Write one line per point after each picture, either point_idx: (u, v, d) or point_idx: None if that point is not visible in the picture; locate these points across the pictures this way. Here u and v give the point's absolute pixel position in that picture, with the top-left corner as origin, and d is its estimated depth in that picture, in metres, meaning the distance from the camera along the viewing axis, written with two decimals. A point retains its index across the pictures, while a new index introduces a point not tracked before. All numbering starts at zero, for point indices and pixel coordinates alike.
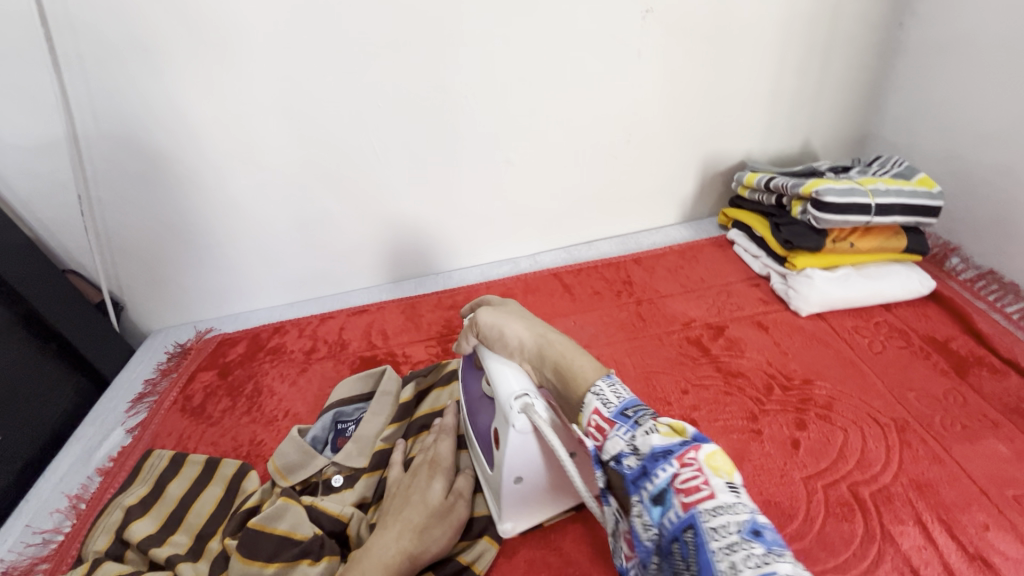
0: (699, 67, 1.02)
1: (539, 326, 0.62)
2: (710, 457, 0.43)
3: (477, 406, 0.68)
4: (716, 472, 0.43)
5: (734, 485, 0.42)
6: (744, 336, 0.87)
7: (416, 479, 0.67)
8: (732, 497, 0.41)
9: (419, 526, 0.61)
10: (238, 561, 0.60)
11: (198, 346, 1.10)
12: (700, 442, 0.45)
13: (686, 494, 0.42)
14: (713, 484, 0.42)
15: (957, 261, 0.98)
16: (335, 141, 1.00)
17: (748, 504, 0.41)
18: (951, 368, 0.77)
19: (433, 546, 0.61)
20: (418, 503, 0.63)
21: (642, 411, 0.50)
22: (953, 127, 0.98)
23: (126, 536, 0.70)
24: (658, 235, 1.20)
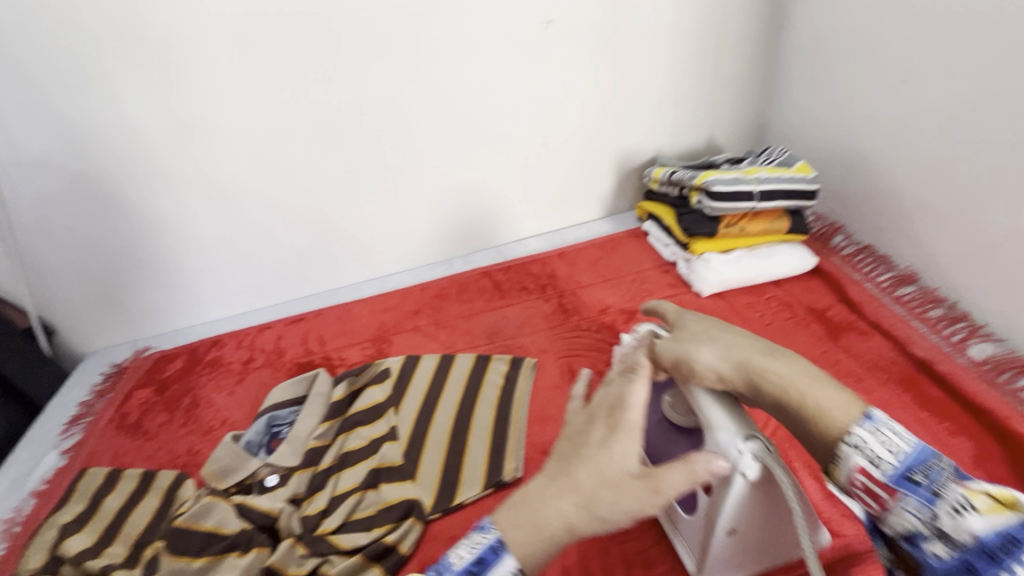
0: (603, 71, 1.10)
1: (739, 351, 0.54)
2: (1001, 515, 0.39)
3: (659, 438, 0.65)
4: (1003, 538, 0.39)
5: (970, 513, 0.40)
6: (653, 317, 0.95)
7: (591, 432, 0.53)
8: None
9: (594, 492, 0.50)
10: (166, 558, 0.65)
11: (134, 365, 1.11)
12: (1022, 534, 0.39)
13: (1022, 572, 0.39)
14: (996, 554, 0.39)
15: (841, 238, 1.09)
16: (259, 154, 1.03)
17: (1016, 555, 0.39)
18: (826, 333, 0.86)
19: (605, 516, 0.50)
20: (587, 472, 0.51)
21: (936, 470, 0.43)
22: (830, 117, 1.08)
23: (60, 551, 0.72)
24: (583, 230, 1.28)
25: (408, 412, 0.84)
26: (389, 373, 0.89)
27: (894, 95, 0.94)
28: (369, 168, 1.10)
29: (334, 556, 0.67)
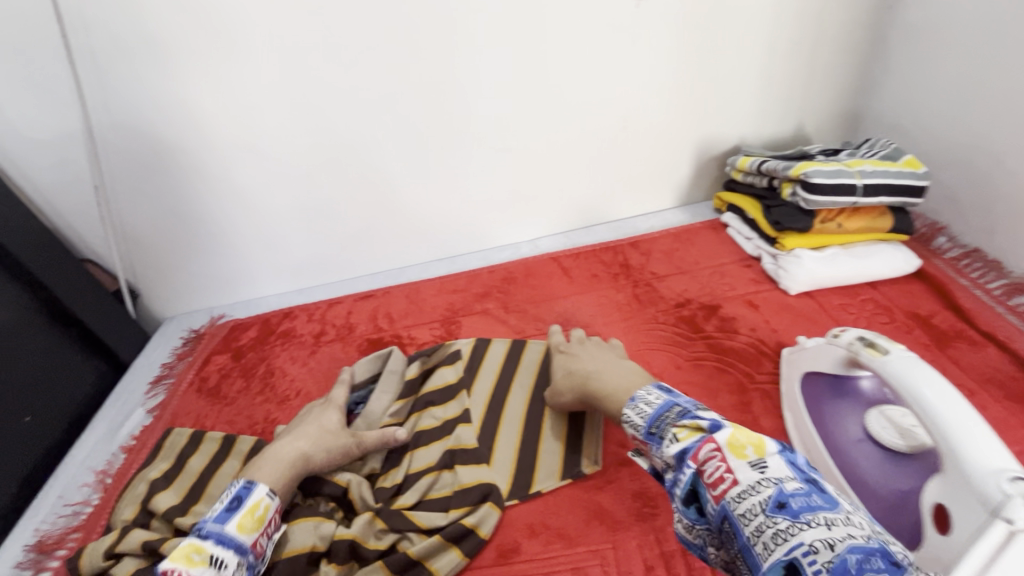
0: (692, 52, 1.04)
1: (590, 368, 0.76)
2: (729, 442, 0.50)
3: (854, 450, 0.65)
4: (738, 456, 0.49)
5: (760, 461, 0.49)
6: (736, 314, 0.91)
7: (309, 415, 0.77)
8: (755, 475, 0.47)
9: (312, 440, 0.72)
10: None
11: (211, 331, 1.14)
12: (717, 427, 0.53)
13: (714, 487, 0.49)
14: (732, 467, 0.49)
15: (943, 240, 1.01)
16: (339, 130, 1.03)
17: (774, 475, 0.47)
18: (931, 341, 0.80)
19: (327, 455, 0.72)
20: (290, 443, 0.71)
21: (664, 418, 0.58)
22: (944, 107, 0.99)
23: (151, 506, 0.75)
24: (654, 220, 1.24)
25: (483, 394, 0.83)
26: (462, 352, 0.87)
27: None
28: (443, 147, 1.08)
29: (412, 534, 0.67)
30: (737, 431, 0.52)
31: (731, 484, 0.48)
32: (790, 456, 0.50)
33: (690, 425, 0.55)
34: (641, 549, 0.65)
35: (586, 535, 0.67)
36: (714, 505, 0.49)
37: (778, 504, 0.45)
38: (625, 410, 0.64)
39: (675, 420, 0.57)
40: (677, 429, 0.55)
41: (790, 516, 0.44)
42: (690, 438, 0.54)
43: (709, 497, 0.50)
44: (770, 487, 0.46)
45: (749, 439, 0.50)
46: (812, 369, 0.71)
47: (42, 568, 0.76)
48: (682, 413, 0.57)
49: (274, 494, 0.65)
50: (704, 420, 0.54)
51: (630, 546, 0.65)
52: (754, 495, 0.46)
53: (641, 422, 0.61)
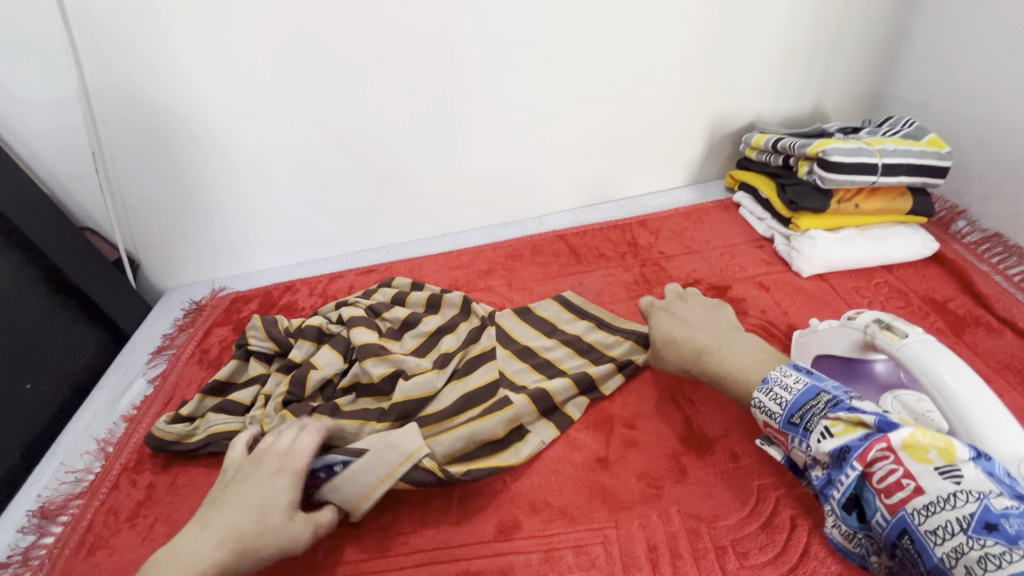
0: (709, 22, 1.00)
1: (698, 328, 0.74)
2: (906, 443, 0.45)
3: None
4: (919, 460, 0.44)
5: (948, 467, 0.43)
6: (747, 296, 0.89)
7: (258, 472, 0.64)
8: (948, 486, 0.42)
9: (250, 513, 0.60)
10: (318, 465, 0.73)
11: (212, 303, 1.14)
12: (891, 427, 0.47)
13: (888, 494, 0.45)
14: (911, 471, 0.44)
15: (963, 224, 0.98)
16: (342, 98, 1.00)
17: (970, 486, 0.42)
18: (947, 327, 0.78)
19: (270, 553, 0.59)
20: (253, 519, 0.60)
21: (808, 409, 0.53)
22: (975, 82, 0.95)
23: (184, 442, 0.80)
24: (664, 198, 1.21)
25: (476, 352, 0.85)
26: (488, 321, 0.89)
27: None
28: (450, 118, 1.05)
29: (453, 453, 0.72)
30: (923, 432, 0.45)
31: (912, 493, 0.43)
32: (982, 462, 0.44)
33: (851, 420, 0.50)
34: (644, 529, 0.64)
35: (588, 514, 0.67)
36: (887, 515, 0.45)
37: (985, 524, 0.40)
38: (758, 393, 0.58)
39: (825, 410, 0.52)
40: (830, 421, 0.51)
41: (1003, 540, 0.39)
42: (848, 435, 0.49)
43: (880, 506, 0.46)
44: (971, 501, 0.41)
45: (932, 441, 0.45)
46: (824, 352, 0.69)
47: (44, 534, 0.76)
48: (834, 403, 0.52)
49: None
50: (867, 415, 0.49)
51: (633, 526, 0.65)
52: (948, 508, 0.41)
53: (778, 408, 0.56)
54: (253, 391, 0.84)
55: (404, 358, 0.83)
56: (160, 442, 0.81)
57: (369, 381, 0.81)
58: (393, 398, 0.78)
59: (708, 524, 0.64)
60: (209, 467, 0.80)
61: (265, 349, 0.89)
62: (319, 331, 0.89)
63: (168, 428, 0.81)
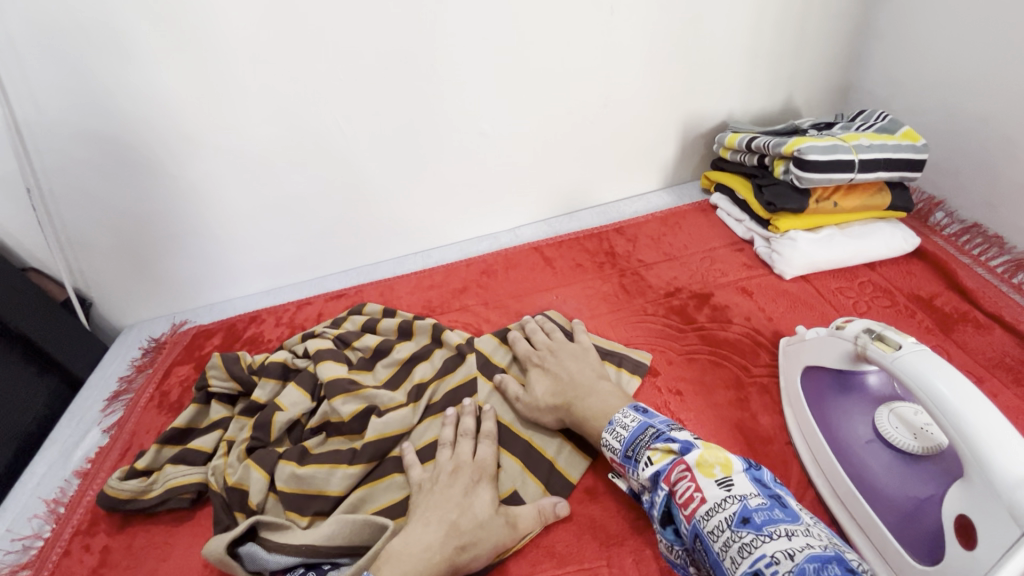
0: (676, 22, 0.97)
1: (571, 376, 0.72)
2: (698, 461, 0.52)
3: (862, 453, 0.59)
4: (706, 475, 0.51)
5: (727, 479, 0.50)
6: (730, 303, 0.86)
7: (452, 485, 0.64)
8: (721, 493, 0.49)
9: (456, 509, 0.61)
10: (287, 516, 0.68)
11: (173, 340, 1.07)
12: (689, 449, 0.54)
13: (685, 507, 0.51)
14: (700, 485, 0.50)
15: (941, 215, 0.97)
16: (297, 117, 0.95)
17: (739, 492, 0.49)
18: (935, 326, 0.76)
19: (479, 552, 0.59)
20: (418, 534, 0.58)
21: (638, 443, 0.58)
22: (943, 71, 0.93)
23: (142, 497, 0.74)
24: (640, 203, 1.18)
25: (454, 383, 0.81)
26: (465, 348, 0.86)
27: None
28: (414, 133, 1.01)
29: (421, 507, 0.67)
30: (710, 450, 0.53)
31: (699, 503, 0.49)
32: (752, 472, 0.52)
33: (663, 448, 0.55)
34: (638, 565, 0.61)
35: (577, 553, 0.62)
36: (686, 524, 0.50)
37: (743, 519, 0.46)
38: (603, 433, 0.63)
39: (649, 442, 0.58)
40: (652, 451, 0.56)
41: (753, 529, 0.45)
42: (663, 460, 0.55)
43: (700, 525, 0.48)
44: (733, 503, 0.48)
45: (717, 459, 0.52)
46: (814, 362, 0.66)
47: None
48: (657, 435, 0.57)
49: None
50: (676, 442, 0.55)
51: (626, 563, 0.61)
52: (720, 511, 0.48)
53: (618, 445, 0.60)
54: (215, 437, 0.78)
55: (377, 394, 0.79)
56: (112, 500, 0.74)
57: (339, 420, 0.76)
58: (366, 438, 0.73)
59: None
60: (170, 524, 0.74)
61: (227, 390, 0.83)
62: (284, 367, 0.84)
63: (121, 485, 0.75)
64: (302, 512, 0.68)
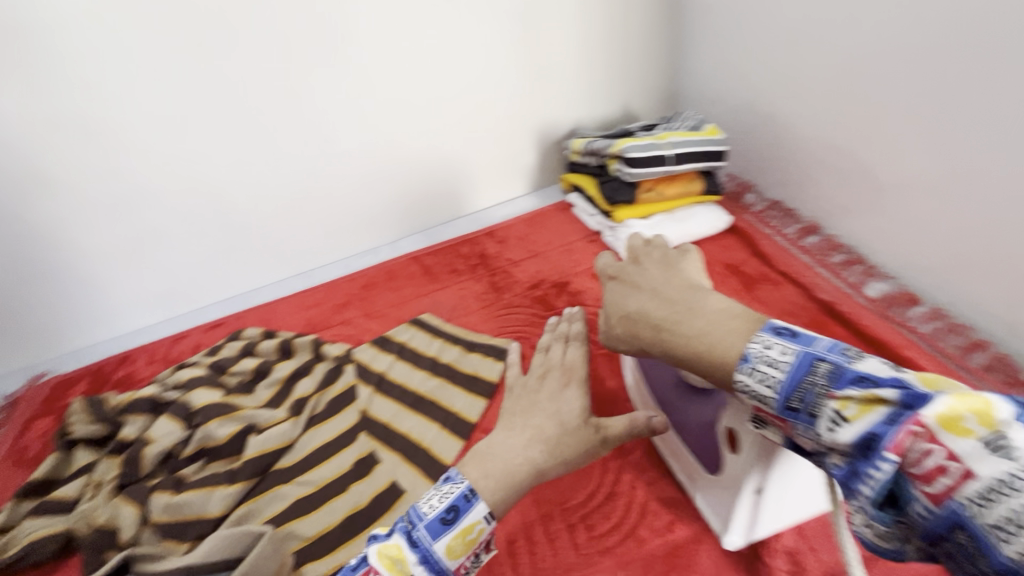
0: (512, 44, 1.09)
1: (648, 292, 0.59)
2: (942, 418, 0.33)
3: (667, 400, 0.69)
4: (959, 436, 0.33)
5: (997, 438, 0.32)
6: (583, 288, 0.97)
7: (545, 390, 0.67)
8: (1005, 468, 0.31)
9: (552, 418, 0.61)
10: (164, 545, 0.67)
11: (30, 393, 1.00)
12: (921, 399, 0.35)
13: (928, 481, 0.34)
14: (954, 452, 0.33)
15: (752, 197, 1.15)
16: (149, 148, 0.95)
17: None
18: (742, 287, 0.91)
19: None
20: (502, 445, 0.58)
21: (808, 390, 0.40)
22: (736, 77, 1.12)
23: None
24: (510, 208, 1.27)
25: (335, 393, 0.85)
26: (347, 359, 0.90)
27: (790, 54, 0.98)
28: (276, 158, 1.04)
29: (305, 511, 0.71)
30: (950, 398, 0.34)
31: (962, 480, 0.33)
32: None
33: (861, 396, 0.38)
34: (503, 526, 0.67)
35: None
36: (931, 507, 0.35)
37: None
38: (738, 376, 0.44)
39: (828, 387, 0.40)
40: (838, 402, 0.38)
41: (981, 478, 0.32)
42: (867, 417, 0.37)
43: (919, 495, 0.35)
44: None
45: (965, 405, 0.34)
46: None
47: None
48: (837, 374, 0.39)
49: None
50: (883, 387, 0.37)
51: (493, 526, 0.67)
52: (1005, 493, 0.31)
53: (770, 392, 0.42)
54: (81, 483, 0.75)
55: (257, 413, 0.80)
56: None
57: (217, 444, 0.76)
58: (245, 456, 0.75)
59: (560, 506, 0.68)
60: None
61: (92, 434, 0.81)
62: (152, 401, 0.82)
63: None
64: (181, 539, 0.68)
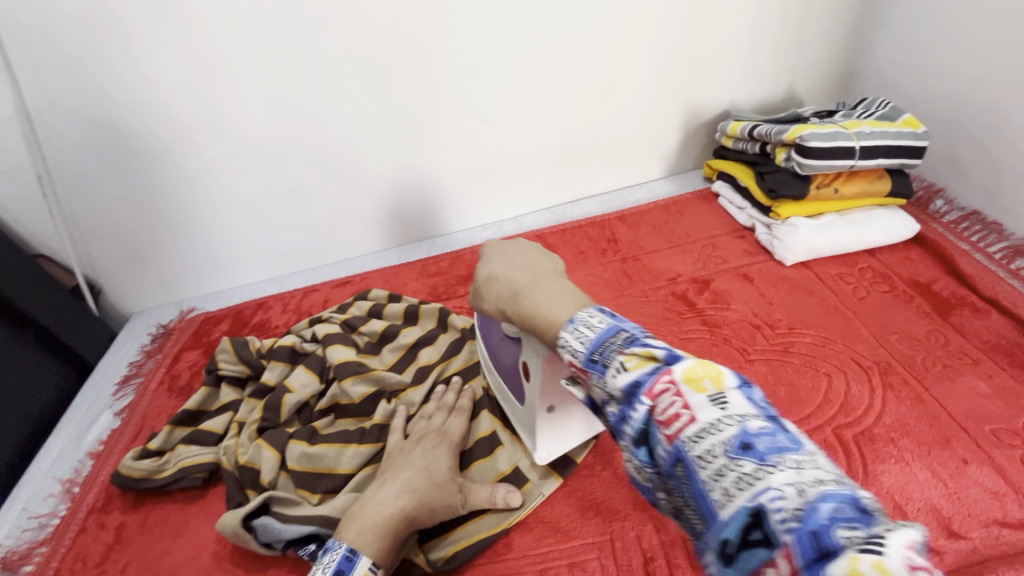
0: (677, 11, 0.98)
1: (507, 288, 0.57)
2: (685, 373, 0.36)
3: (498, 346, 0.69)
4: (694, 391, 0.35)
5: (720, 396, 0.35)
6: (730, 288, 0.87)
7: (420, 445, 0.68)
8: (715, 413, 0.34)
9: (434, 485, 0.63)
10: (298, 493, 0.70)
11: (181, 326, 1.09)
12: (677, 358, 0.37)
13: (667, 426, 0.36)
14: (690, 403, 0.35)
15: (941, 203, 0.98)
16: (302, 103, 0.95)
17: (735, 411, 0.34)
18: (933, 310, 0.79)
19: (432, 510, 0.62)
20: (386, 499, 0.61)
21: (608, 347, 0.42)
22: (941, 62, 0.95)
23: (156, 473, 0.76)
24: (642, 191, 1.19)
25: (456, 368, 0.82)
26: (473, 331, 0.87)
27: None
28: (417, 123, 1.02)
29: None
30: (698, 360, 0.37)
31: (688, 422, 0.34)
32: (750, 391, 0.36)
33: (642, 354, 0.39)
34: (639, 539, 0.63)
35: (581, 528, 0.65)
36: (666, 446, 0.35)
37: (743, 446, 0.32)
38: (562, 333, 0.47)
39: (622, 348, 0.41)
40: (625, 356, 0.40)
41: (756, 460, 0.31)
42: (639, 369, 0.38)
43: (661, 437, 0.36)
44: (731, 425, 0.33)
45: (708, 369, 0.36)
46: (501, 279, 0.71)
47: None
48: (632, 339, 0.41)
49: (376, 565, 0.57)
50: (659, 348, 0.39)
51: (628, 536, 0.63)
52: (711, 434, 0.33)
53: (580, 347, 0.44)
54: (226, 419, 0.80)
55: (385, 376, 0.80)
56: (127, 480, 0.76)
57: (350, 402, 0.78)
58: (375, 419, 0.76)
59: None
60: (182, 502, 0.76)
61: (236, 373, 0.85)
62: (292, 350, 0.85)
63: (135, 464, 0.77)
64: (313, 490, 0.70)
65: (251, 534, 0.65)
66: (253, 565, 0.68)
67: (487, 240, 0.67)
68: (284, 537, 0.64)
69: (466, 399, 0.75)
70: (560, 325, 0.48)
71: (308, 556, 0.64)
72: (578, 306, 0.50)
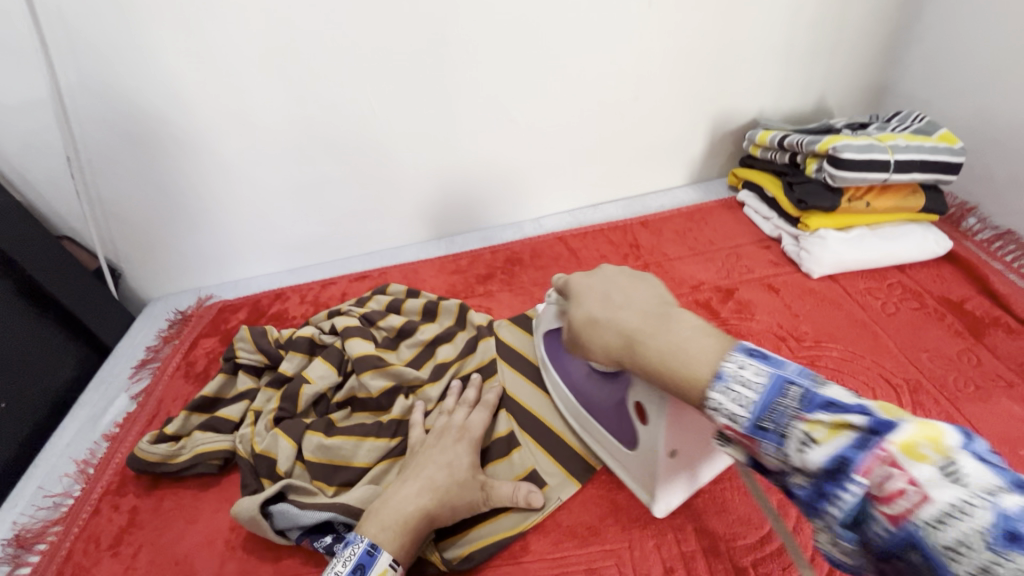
0: (711, 18, 0.97)
1: (625, 333, 0.52)
2: (903, 443, 0.33)
3: (583, 389, 0.69)
4: (917, 461, 0.32)
5: (950, 465, 0.32)
6: (755, 298, 0.86)
7: (441, 440, 0.68)
8: (952, 491, 0.31)
9: (455, 482, 0.63)
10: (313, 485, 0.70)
11: (198, 313, 1.09)
12: (887, 426, 0.34)
13: (886, 503, 0.33)
14: (916, 478, 0.32)
15: (974, 221, 0.97)
16: (330, 96, 0.95)
17: (978, 486, 0.31)
18: (965, 329, 0.77)
19: (453, 509, 0.62)
20: (408, 494, 0.61)
21: (779, 412, 0.39)
22: (978, 79, 0.93)
23: (172, 456, 0.76)
24: (666, 197, 1.18)
25: (473, 366, 0.82)
26: (491, 330, 0.86)
27: None
28: (444, 120, 1.01)
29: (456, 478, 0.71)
30: (912, 425, 0.34)
31: (919, 501, 0.32)
32: (974, 447, 0.33)
33: (829, 420, 0.36)
34: (658, 549, 0.61)
35: (600, 533, 0.64)
36: (889, 526, 0.33)
37: (1008, 534, 0.29)
38: (711, 393, 0.43)
39: (798, 410, 0.39)
40: (808, 424, 0.37)
41: None
42: (833, 441, 0.36)
43: (879, 516, 0.34)
44: (980, 505, 0.30)
45: (922, 433, 0.33)
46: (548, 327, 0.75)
47: (19, 564, 0.71)
48: (806, 398, 0.38)
49: (398, 562, 0.56)
50: (853, 412, 0.36)
51: (647, 545, 0.62)
52: (961, 518, 0.30)
53: (740, 411, 0.41)
54: (242, 407, 0.80)
55: (404, 371, 0.79)
56: (143, 463, 0.76)
57: (367, 396, 0.78)
58: (392, 414, 0.76)
59: (726, 543, 0.61)
60: (196, 489, 0.76)
61: (254, 362, 0.84)
62: (310, 342, 0.85)
63: (151, 448, 0.77)
64: (328, 482, 0.70)
65: (267, 521, 0.65)
66: (266, 555, 0.68)
67: (570, 277, 0.66)
68: (302, 524, 0.64)
69: (492, 394, 0.74)
70: (704, 385, 0.44)
71: (323, 549, 0.63)
72: (721, 345, 0.46)
